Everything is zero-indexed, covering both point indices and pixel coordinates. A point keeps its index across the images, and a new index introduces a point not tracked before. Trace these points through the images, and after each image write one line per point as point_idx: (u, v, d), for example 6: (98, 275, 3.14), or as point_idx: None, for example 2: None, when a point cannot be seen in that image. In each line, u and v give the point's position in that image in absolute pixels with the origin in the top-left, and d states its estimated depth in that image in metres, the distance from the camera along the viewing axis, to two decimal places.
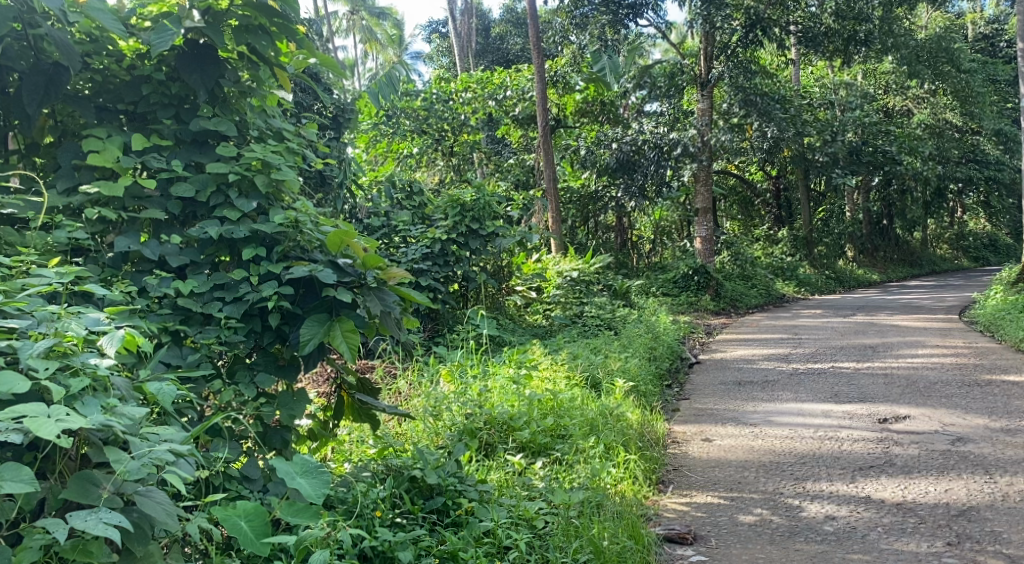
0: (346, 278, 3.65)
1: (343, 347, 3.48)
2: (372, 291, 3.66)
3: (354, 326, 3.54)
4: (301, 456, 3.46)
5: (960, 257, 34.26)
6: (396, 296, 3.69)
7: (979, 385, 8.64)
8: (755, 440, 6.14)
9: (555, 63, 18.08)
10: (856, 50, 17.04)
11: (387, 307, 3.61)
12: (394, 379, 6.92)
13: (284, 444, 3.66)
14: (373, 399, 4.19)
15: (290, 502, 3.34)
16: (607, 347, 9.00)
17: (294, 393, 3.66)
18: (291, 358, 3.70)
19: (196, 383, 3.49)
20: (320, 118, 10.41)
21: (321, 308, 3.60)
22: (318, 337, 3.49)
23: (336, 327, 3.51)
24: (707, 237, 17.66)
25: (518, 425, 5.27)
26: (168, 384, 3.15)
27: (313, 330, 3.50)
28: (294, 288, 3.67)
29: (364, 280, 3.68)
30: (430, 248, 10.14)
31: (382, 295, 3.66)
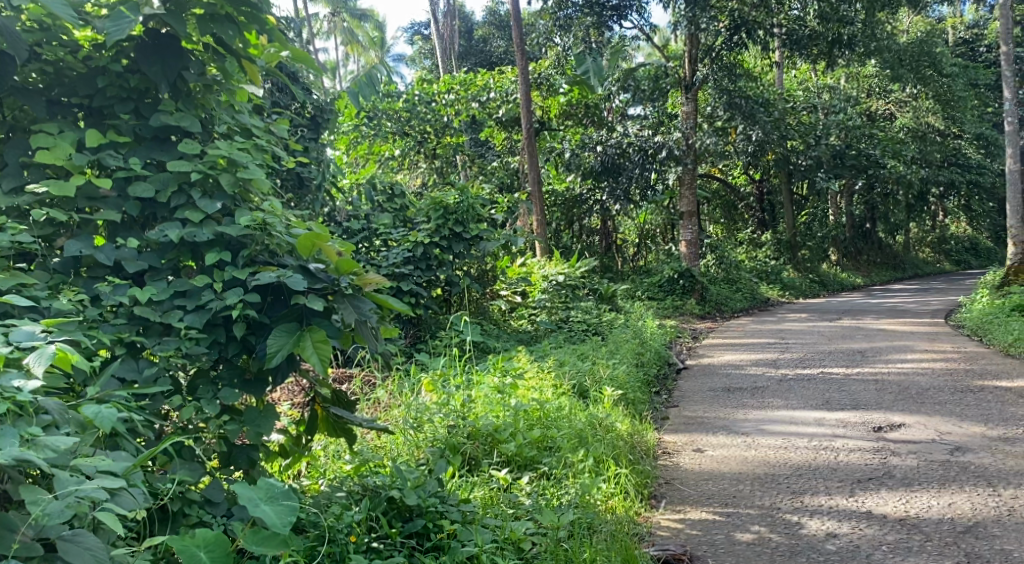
0: (318, 285, 3.41)
1: (314, 358, 3.21)
2: (346, 299, 3.41)
3: (326, 336, 3.29)
4: (267, 480, 3.18)
5: (942, 261, 34.29)
6: (371, 304, 3.45)
7: (972, 391, 8.47)
8: (749, 451, 5.94)
9: (539, 65, 17.74)
10: (840, 53, 16.94)
11: (361, 316, 3.37)
12: (372, 389, 6.68)
13: (251, 463, 3.45)
14: (348, 414, 4.01)
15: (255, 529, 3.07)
16: (593, 353, 8.79)
17: (262, 409, 3.46)
18: (258, 372, 3.46)
19: (153, 401, 3.27)
20: (298, 118, 10.18)
21: (291, 317, 3.36)
22: (286, 348, 3.23)
23: (306, 338, 3.26)
24: (692, 241, 17.49)
25: (503, 438, 5.04)
26: (108, 407, 2.96)
27: (280, 340, 3.25)
28: (261, 295, 3.43)
29: (337, 286, 3.44)
30: (412, 252, 9.91)
31: (358, 304, 3.42)
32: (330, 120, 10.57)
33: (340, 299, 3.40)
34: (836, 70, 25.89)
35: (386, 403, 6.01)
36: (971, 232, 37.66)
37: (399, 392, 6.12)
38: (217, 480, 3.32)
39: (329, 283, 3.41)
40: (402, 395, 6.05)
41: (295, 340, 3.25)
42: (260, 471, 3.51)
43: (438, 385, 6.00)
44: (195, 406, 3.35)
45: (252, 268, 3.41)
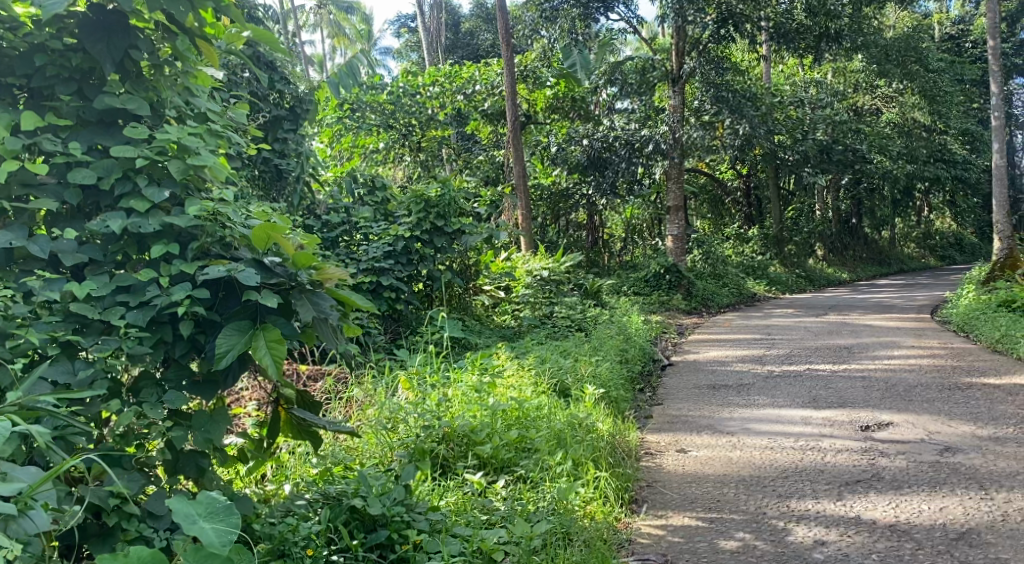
0: (274, 278, 3.27)
1: (266, 358, 3.08)
2: (304, 294, 3.28)
3: (280, 335, 3.15)
4: (208, 493, 3.02)
5: (927, 256, 34.24)
6: (331, 300, 3.31)
7: (960, 388, 8.33)
8: (735, 452, 5.76)
9: (524, 57, 17.47)
10: (827, 46, 16.81)
11: (319, 313, 3.23)
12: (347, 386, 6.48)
13: (200, 471, 3.29)
14: (313, 416, 3.81)
15: (196, 546, 2.96)
16: (576, 349, 8.61)
17: (212, 413, 3.31)
18: (207, 374, 3.30)
19: (85, 407, 3.08)
20: (278, 109, 9.99)
21: (244, 315, 3.22)
22: (237, 348, 3.10)
23: (259, 337, 3.12)
24: (679, 236, 17.31)
25: (478, 439, 4.86)
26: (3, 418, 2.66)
27: (231, 339, 3.11)
28: (212, 291, 3.28)
29: (295, 280, 3.31)
30: (392, 246, 9.67)
31: (317, 299, 3.28)
32: (309, 111, 10.31)
33: (297, 295, 3.26)
34: (823, 65, 25.78)
35: (359, 400, 5.79)
36: (956, 228, 37.64)
37: (374, 391, 5.89)
38: (161, 491, 3.18)
39: (285, 279, 3.27)
40: (376, 394, 5.83)
41: (248, 339, 3.11)
42: (211, 479, 3.37)
43: (414, 384, 5.81)
44: (137, 409, 3.18)
45: (202, 261, 3.24)
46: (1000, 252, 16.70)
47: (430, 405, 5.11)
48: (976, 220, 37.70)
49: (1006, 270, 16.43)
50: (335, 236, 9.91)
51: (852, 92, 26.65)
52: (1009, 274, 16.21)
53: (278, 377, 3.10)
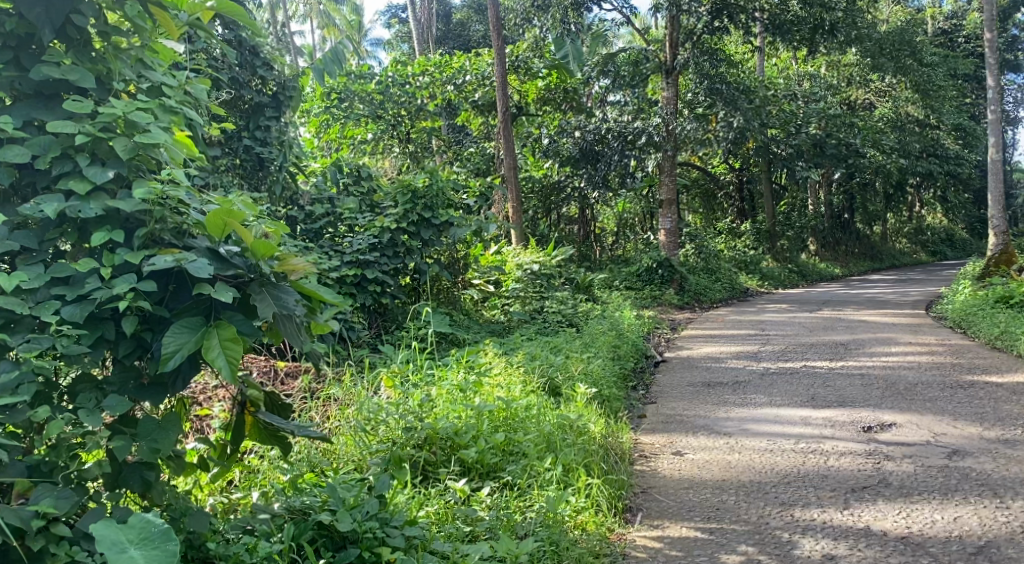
0: (229, 271, 3.07)
1: (220, 362, 2.91)
2: (266, 287, 3.09)
3: (236, 335, 2.98)
4: (143, 516, 2.82)
5: (918, 252, 34.00)
6: (296, 294, 3.13)
7: (962, 386, 8.05)
8: (734, 456, 5.47)
9: (515, 47, 16.78)
10: (822, 38, 16.54)
11: (280, 309, 3.04)
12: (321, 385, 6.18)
13: (145, 485, 3.08)
14: (281, 421, 3.56)
15: None
16: (567, 346, 8.32)
17: (160, 420, 3.08)
18: (154, 377, 3.08)
19: (14, 413, 2.80)
20: (259, 96, 9.80)
21: (196, 310, 3.02)
22: (186, 349, 2.92)
23: (213, 336, 2.94)
24: (671, 229, 17.00)
25: (461, 443, 4.59)
26: None
27: (180, 338, 2.93)
28: (161, 284, 3.07)
29: (258, 272, 3.12)
30: (378, 238, 9.37)
31: (280, 293, 3.10)
32: (292, 98, 10.14)
33: (256, 289, 3.08)
34: (817, 58, 25.50)
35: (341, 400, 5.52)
36: (948, 224, 37.47)
37: (352, 388, 5.64)
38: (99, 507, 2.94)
39: (244, 271, 3.09)
40: (357, 392, 5.57)
41: (199, 339, 2.93)
42: (161, 492, 3.13)
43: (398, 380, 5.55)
44: (74, 416, 2.94)
45: (149, 250, 3.02)
46: (996, 247, 16.46)
47: (411, 405, 4.85)
48: (967, 215, 37.52)
49: (1001, 265, 16.22)
50: (320, 227, 9.60)
51: (846, 85, 26.39)
52: (1004, 269, 15.99)
53: (232, 381, 2.92)
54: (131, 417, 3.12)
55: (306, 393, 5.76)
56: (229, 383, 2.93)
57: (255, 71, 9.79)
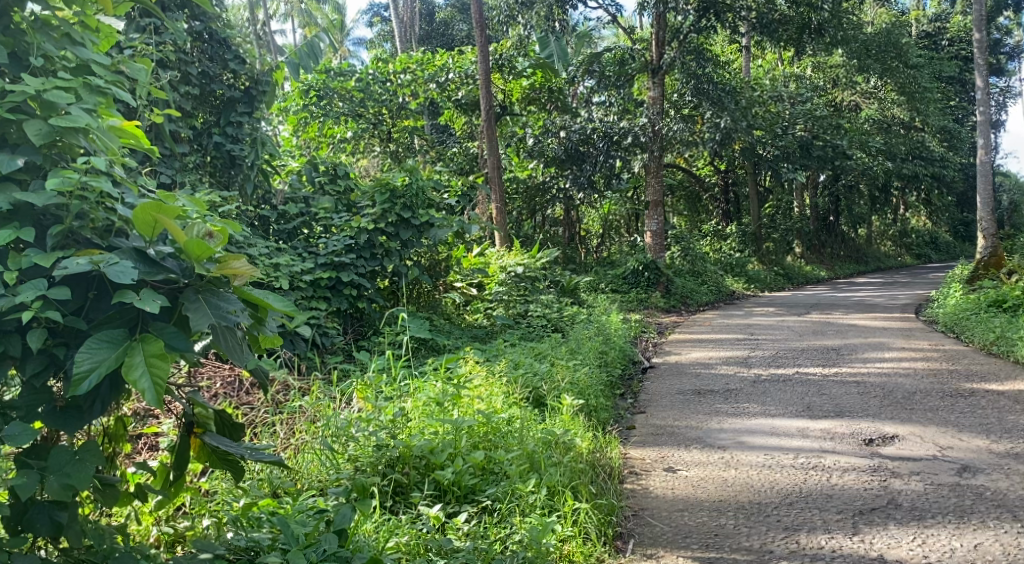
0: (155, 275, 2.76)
1: (144, 380, 2.59)
2: (202, 293, 2.78)
3: (164, 351, 2.65)
4: None
5: (903, 255, 33.85)
6: (237, 303, 2.82)
7: (962, 394, 7.74)
8: (730, 473, 5.11)
9: (499, 46, 16.48)
10: (809, 38, 16.25)
11: (218, 319, 2.73)
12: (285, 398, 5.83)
13: (56, 526, 2.82)
14: (228, 444, 3.22)
15: None
16: (552, 352, 7.97)
17: (75, 453, 2.81)
18: (70, 400, 2.80)
19: None
20: (228, 92, 9.43)
21: (119, 322, 2.72)
22: (105, 365, 2.60)
23: (137, 351, 2.63)
24: (657, 232, 16.62)
25: (437, 462, 4.29)
26: None
27: (97, 354, 2.61)
28: (79, 291, 2.79)
29: (190, 277, 2.82)
30: (353, 240, 9.03)
31: (220, 299, 2.79)
32: (265, 94, 9.71)
33: (190, 295, 2.77)
34: (802, 59, 25.24)
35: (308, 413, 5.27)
36: (931, 226, 37.39)
37: (320, 403, 5.36)
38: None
39: (177, 275, 2.79)
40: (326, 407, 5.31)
41: (121, 354, 2.62)
42: (75, 532, 2.87)
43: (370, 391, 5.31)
44: None
45: (64, 252, 2.72)
46: (985, 250, 16.21)
47: (384, 421, 4.57)
48: (950, 218, 37.45)
49: (990, 268, 15.98)
50: (293, 229, 9.33)
51: (831, 87, 26.13)
52: (994, 272, 15.75)
53: (160, 404, 2.61)
54: (44, 446, 2.87)
55: (270, 407, 5.44)
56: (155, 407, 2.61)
57: (226, 64, 9.43)
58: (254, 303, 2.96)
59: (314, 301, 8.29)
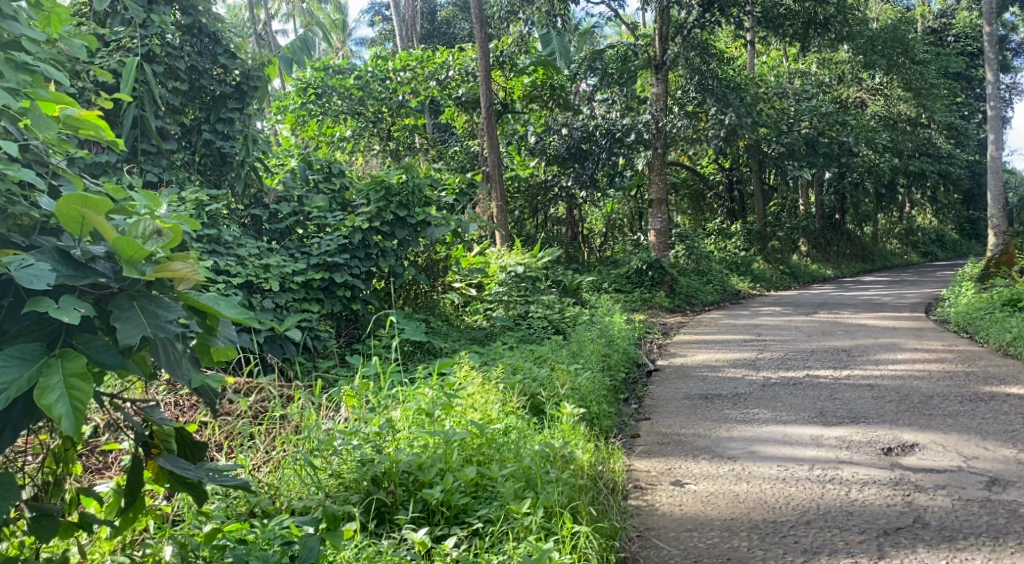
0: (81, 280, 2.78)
1: (61, 401, 2.61)
2: (138, 301, 2.80)
3: (86, 369, 2.68)
4: None
5: (908, 253, 33.38)
6: (178, 312, 2.82)
7: (982, 399, 7.38)
8: (742, 488, 4.77)
9: (500, 42, 16.11)
10: (816, 32, 16.00)
11: (153, 330, 2.74)
12: (266, 406, 5.55)
13: None
14: (179, 465, 2.90)
15: None
16: (553, 356, 7.65)
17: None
18: None
19: None
20: (217, 87, 9.07)
21: (38, 337, 2.75)
22: (19, 384, 2.61)
23: (56, 371, 2.65)
24: (662, 230, 16.24)
25: (425, 479, 4.03)
26: None
27: (11, 372, 2.62)
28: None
29: (119, 282, 2.84)
30: (348, 239, 8.67)
31: (158, 306, 2.81)
32: (258, 89, 9.29)
33: (124, 303, 2.78)
34: (808, 54, 24.81)
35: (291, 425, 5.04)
36: (937, 224, 36.93)
37: (301, 414, 5.09)
38: None
39: (107, 279, 2.81)
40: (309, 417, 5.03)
41: (38, 373, 2.63)
42: None
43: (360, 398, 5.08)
44: None
45: None
46: (996, 248, 15.81)
47: (369, 434, 4.32)
48: (956, 215, 37.05)
49: (1002, 266, 15.58)
50: (287, 228, 8.95)
51: (837, 83, 25.70)
52: (1005, 271, 15.31)
53: (80, 420, 2.63)
54: None
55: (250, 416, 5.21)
56: (73, 429, 2.62)
57: (216, 59, 9.10)
58: (201, 310, 2.95)
59: (306, 303, 7.93)
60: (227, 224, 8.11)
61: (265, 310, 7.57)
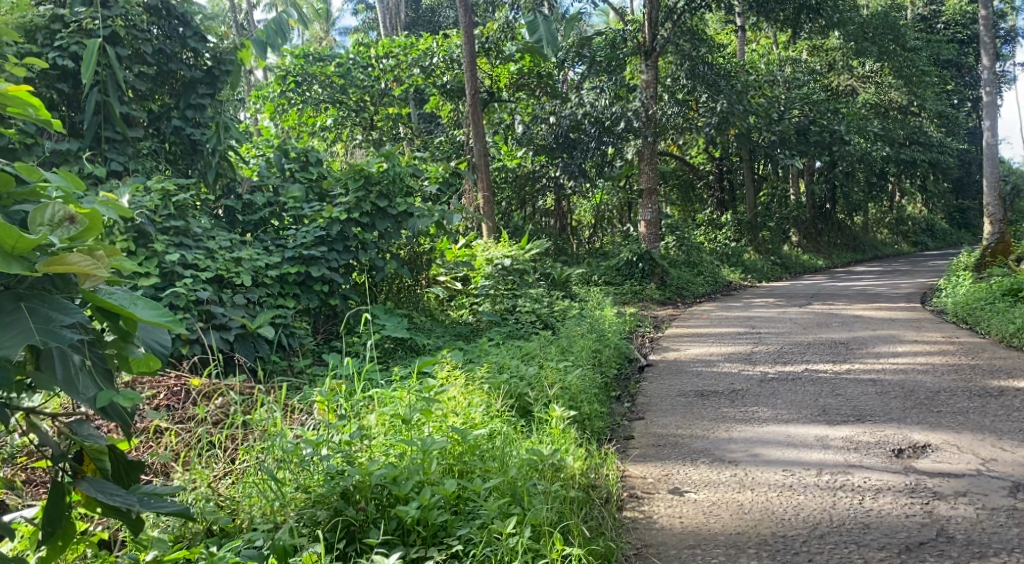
0: None
1: None
2: (30, 303, 2.75)
3: None
4: None
5: (900, 242, 33.01)
6: (75, 316, 2.76)
7: (991, 393, 7.04)
8: (746, 498, 4.39)
9: (485, 28, 15.63)
10: (807, 17, 15.83)
11: (42, 336, 2.69)
12: (228, 411, 5.20)
13: None
14: (102, 492, 2.64)
15: None
16: (541, 352, 7.29)
17: None
18: None
19: None
20: (186, 72, 8.71)
21: None
22: None
23: None
24: (652, 221, 15.74)
25: (401, 494, 3.70)
26: None
27: None
28: None
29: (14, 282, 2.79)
30: (326, 231, 8.28)
31: (54, 309, 2.75)
32: (230, 73, 9.00)
33: (14, 304, 2.74)
34: (798, 41, 24.42)
35: (259, 433, 4.65)
36: (928, 213, 36.67)
37: (268, 419, 4.69)
38: None
39: None
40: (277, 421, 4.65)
41: None
42: None
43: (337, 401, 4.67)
44: None
45: None
46: (992, 237, 15.45)
47: (338, 444, 3.97)
48: (945, 204, 36.75)
49: (998, 255, 15.26)
50: (262, 219, 8.64)
51: (827, 71, 25.32)
52: (1002, 259, 14.97)
53: None
54: None
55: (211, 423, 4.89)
56: None
57: (186, 42, 8.74)
58: (110, 313, 2.91)
59: (281, 299, 7.55)
60: (198, 215, 7.72)
61: (236, 306, 7.12)
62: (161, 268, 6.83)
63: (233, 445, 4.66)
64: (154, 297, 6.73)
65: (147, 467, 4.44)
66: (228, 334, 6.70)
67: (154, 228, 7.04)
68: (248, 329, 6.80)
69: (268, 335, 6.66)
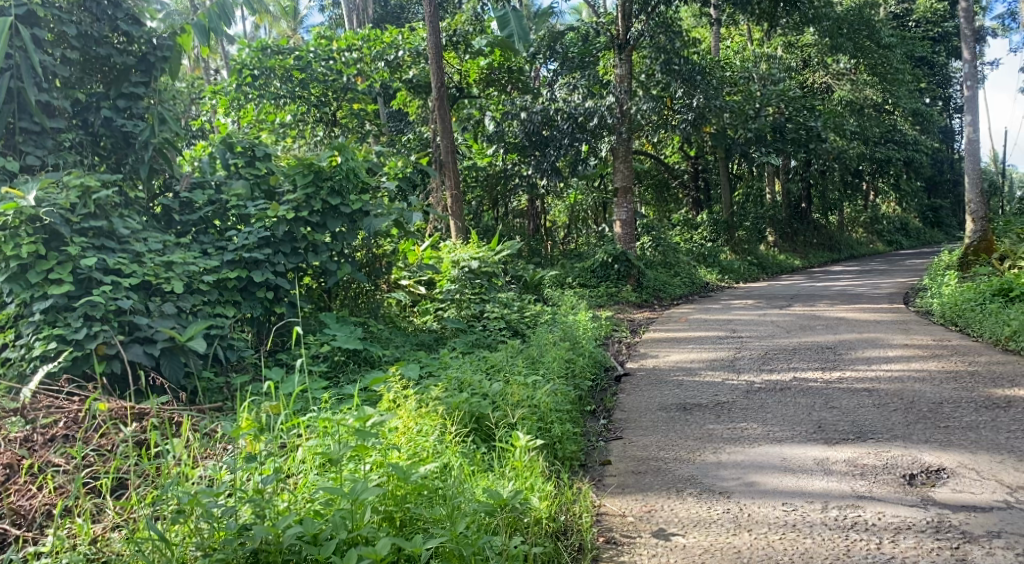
0: None
1: None
2: None
3: None
4: None
5: (875, 241, 32.51)
6: None
7: (1000, 406, 6.40)
8: (743, 542, 4.01)
9: (453, 21, 15.01)
10: (783, 10, 15.20)
11: None
12: (117, 432, 4.65)
13: None
14: None
15: None
16: (508, 364, 6.62)
17: None
18: None
19: None
20: (117, 58, 7.96)
21: None
22: None
23: None
24: (627, 220, 15.01)
25: (320, 557, 3.55)
26: None
27: None
28: None
29: None
30: (271, 232, 7.60)
31: None
32: (168, 60, 8.22)
33: None
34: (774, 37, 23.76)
35: (157, 478, 4.14)
36: (901, 212, 36.31)
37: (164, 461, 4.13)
38: None
39: None
40: (173, 465, 4.10)
41: None
42: None
43: (255, 435, 4.21)
44: None
45: None
46: (974, 234, 14.85)
47: (247, 493, 3.76)
48: (919, 203, 36.39)
49: (981, 253, 14.67)
50: (202, 219, 7.99)
51: (802, 68, 24.70)
52: (984, 258, 14.42)
53: None
54: None
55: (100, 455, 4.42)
56: None
57: (116, 26, 7.98)
58: None
59: (218, 308, 6.88)
60: (125, 215, 7.03)
61: (165, 316, 6.42)
62: (76, 274, 6.19)
63: (129, 491, 4.15)
64: (67, 307, 6.11)
65: (24, 517, 4.07)
66: (154, 349, 6.10)
67: (70, 230, 6.37)
68: (177, 343, 6.21)
69: (200, 350, 6.11)
